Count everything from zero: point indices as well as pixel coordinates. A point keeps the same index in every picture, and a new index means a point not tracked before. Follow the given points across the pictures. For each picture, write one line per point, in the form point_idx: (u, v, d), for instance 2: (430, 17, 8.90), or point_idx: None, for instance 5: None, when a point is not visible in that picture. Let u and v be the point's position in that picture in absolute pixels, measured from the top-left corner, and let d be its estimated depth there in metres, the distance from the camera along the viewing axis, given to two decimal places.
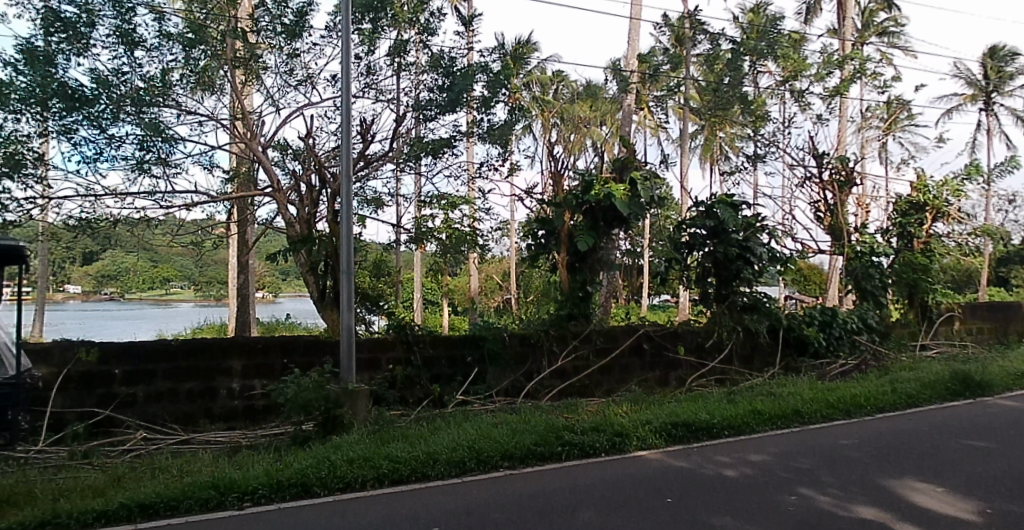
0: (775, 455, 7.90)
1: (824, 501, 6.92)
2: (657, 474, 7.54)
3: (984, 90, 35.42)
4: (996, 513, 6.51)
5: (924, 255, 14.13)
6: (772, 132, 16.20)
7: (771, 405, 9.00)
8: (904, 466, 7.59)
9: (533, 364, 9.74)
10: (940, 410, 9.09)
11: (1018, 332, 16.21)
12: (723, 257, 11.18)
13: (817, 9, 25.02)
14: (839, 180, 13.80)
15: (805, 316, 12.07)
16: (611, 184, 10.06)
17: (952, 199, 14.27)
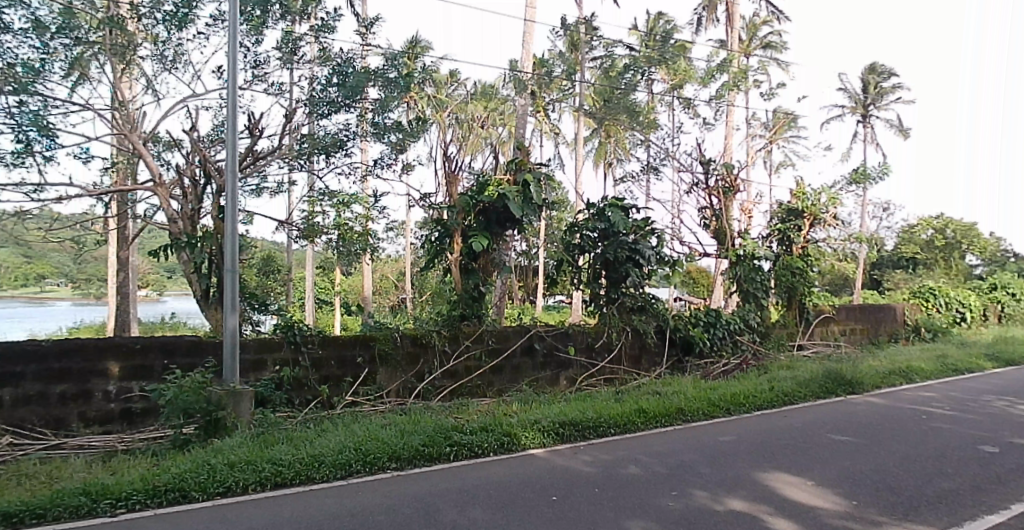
0: (658, 452, 8.10)
1: (702, 497, 7.15)
2: (544, 473, 7.63)
3: (862, 104, 37.74)
4: (860, 508, 6.86)
5: (802, 260, 14.78)
6: (662, 138, 16.60)
7: (656, 403, 9.21)
8: (778, 461, 7.91)
9: (425, 364, 9.68)
10: (813, 407, 9.54)
11: (887, 332, 17.24)
12: (613, 260, 11.56)
13: (708, 20, 25.79)
14: (724, 186, 14.16)
15: (691, 317, 12.50)
16: (505, 185, 10.14)
17: (829, 207, 14.89)
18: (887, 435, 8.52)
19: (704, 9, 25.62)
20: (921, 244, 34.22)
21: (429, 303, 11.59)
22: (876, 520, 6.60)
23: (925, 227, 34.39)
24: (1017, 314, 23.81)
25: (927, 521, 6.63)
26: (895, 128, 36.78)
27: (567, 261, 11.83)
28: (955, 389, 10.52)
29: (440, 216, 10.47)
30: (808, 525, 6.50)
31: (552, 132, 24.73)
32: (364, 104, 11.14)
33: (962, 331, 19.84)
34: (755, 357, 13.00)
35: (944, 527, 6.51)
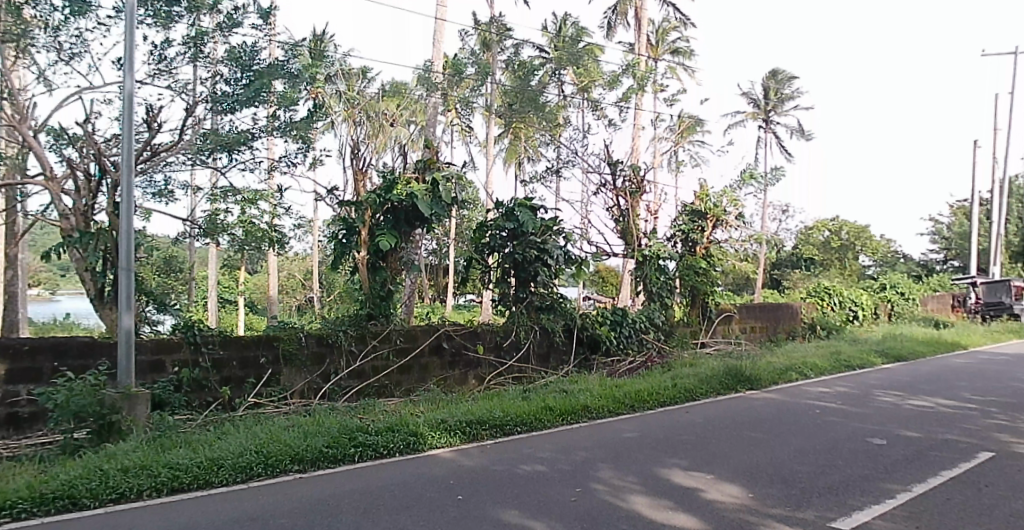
0: (564, 450, 8.20)
1: (607, 493, 7.28)
2: (450, 472, 7.63)
3: (764, 110, 39.23)
4: (757, 501, 7.09)
5: (704, 260, 15.18)
6: (570, 139, 16.76)
7: (562, 401, 9.33)
8: (680, 456, 8.11)
9: (331, 364, 9.59)
10: (714, 403, 9.82)
11: (785, 329, 17.97)
12: (522, 259, 11.74)
13: (617, 24, 26.20)
14: (630, 188, 14.36)
15: (598, 316, 12.71)
16: (414, 184, 10.13)
17: (730, 208, 15.33)
18: (783, 430, 8.84)
19: (613, 13, 26.03)
20: (818, 245, 41.46)
21: (336, 303, 11.44)
22: (771, 513, 6.84)
23: (821, 229, 41.75)
24: (905, 312, 24.97)
25: (818, 512, 6.89)
26: (797, 133, 38.28)
27: (475, 262, 11.85)
28: (846, 384, 11.00)
29: (347, 214, 10.40)
30: (706, 519, 6.68)
31: (463, 131, 24.80)
32: (270, 101, 10.97)
33: (854, 328, 20.82)
34: (660, 354, 13.42)
35: (834, 517, 6.78)
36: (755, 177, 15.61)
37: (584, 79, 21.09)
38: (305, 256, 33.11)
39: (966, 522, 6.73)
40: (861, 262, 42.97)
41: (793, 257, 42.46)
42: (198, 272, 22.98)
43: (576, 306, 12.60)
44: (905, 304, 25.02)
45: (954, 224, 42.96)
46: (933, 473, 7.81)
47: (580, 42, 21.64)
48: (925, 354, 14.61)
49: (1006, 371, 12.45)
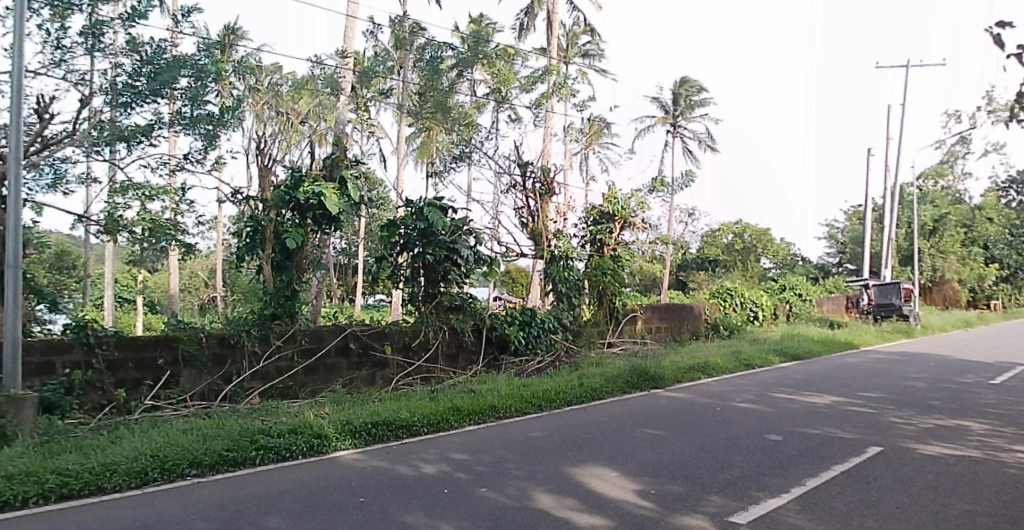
0: (471, 451, 8.22)
1: (514, 492, 7.34)
2: (356, 475, 7.56)
3: (672, 115, 40.10)
4: (659, 499, 7.26)
5: (612, 261, 15.42)
6: (480, 140, 16.79)
7: (470, 401, 9.36)
8: (586, 455, 8.23)
9: (232, 365, 9.43)
10: (619, 402, 10.01)
11: (690, 330, 18.51)
12: (431, 259, 11.71)
13: (529, 27, 26.33)
14: (540, 189, 14.62)
15: (507, 316, 12.87)
16: (321, 183, 10.15)
17: (638, 210, 15.68)
18: (685, 427, 9.07)
19: (526, 16, 26.14)
20: (722, 246, 42.70)
21: (240, 300, 11.31)
22: (672, 510, 7.02)
23: (726, 232, 42.81)
24: (802, 312, 25.90)
25: (716, 507, 7.11)
26: (705, 137, 39.37)
27: (385, 261, 11.87)
28: (745, 382, 11.38)
29: (252, 210, 10.28)
30: (609, 516, 6.81)
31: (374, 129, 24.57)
32: (173, 96, 10.82)
33: (754, 328, 21.59)
34: (568, 354, 13.69)
35: (731, 512, 7.00)
36: (665, 186, 15.99)
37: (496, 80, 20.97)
38: (209, 254, 32.28)
39: (855, 513, 7.05)
40: (765, 264, 44.47)
41: (701, 259, 43.56)
42: (94, 269, 22.03)
43: (484, 307, 12.69)
44: (802, 305, 25.98)
45: (852, 229, 44.90)
46: (826, 467, 8.15)
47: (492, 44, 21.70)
48: (820, 353, 15.23)
49: (892, 369, 13.11)
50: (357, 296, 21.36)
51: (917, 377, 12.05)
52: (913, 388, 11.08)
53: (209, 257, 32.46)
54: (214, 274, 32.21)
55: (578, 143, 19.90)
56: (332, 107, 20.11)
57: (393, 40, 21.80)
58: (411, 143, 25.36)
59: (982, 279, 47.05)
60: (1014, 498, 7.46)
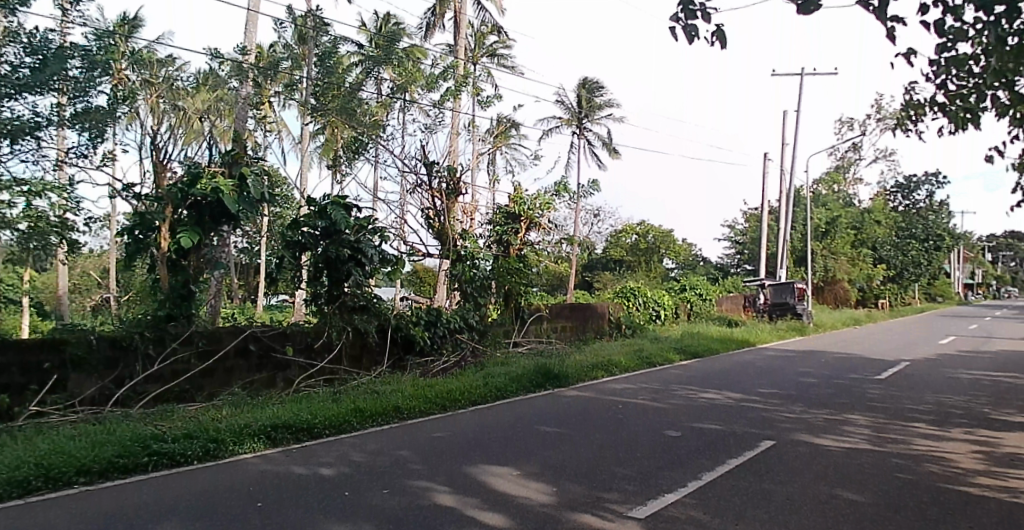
0: (374, 452, 8.20)
1: (416, 491, 7.36)
2: (254, 479, 7.43)
3: (578, 117, 40.57)
4: (559, 495, 7.39)
5: (518, 260, 15.53)
6: (385, 140, 16.74)
7: (373, 402, 9.35)
8: (488, 453, 8.31)
9: (125, 368, 9.28)
10: (522, 401, 10.15)
11: (594, 328, 18.93)
12: (335, 258, 11.78)
13: (435, 26, 26.30)
14: (446, 188, 14.58)
15: (413, 316, 12.95)
16: (218, 179, 10.07)
17: (543, 211, 15.92)
18: (587, 425, 9.24)
19: (432, 15, 26.10)
20: (627, 247, 44.06)
21: (134, 299, 11.14)
22: (571, 506, 7.15)
23: (630, 233, 44.42)
24: (702, 311, 26.63)
25: (615, 504, 7.26)
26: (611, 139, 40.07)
27: (284, 259, 11.72)
28: (647, 380, 11.67)
29: (144, 207, 10.12)
30: (509, 514, 6.87)
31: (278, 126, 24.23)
32: (62, 88, 10.50)
33: (656, 327, 22.20)
34: (474, 355, 13.84)
35: (630, 507, 7.16)
36: (566, 192, 16.03)
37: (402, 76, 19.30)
38: (100, 254, 31.10)
39: (748, 506, 7.29)
40: (668, 263, 45.77)
41: (607, 259, 44.63)
42: None
43: (390, 307, 12.83)
44: (702, 303, 26.75)
45: (751, 229, 46.53)
46: (722, 461, 8.41)
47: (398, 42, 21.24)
48: (717, 350, 15.77)
49: (786, 366, 13.65)
50: (258, 297, 20.91)
51: (808, 374, 12.58)
52: (805, 385, 11.56)
53: (100, 256, 31.34)
54: (103, 273, 31.05)
55: (484, 144, 19.88)
56: (231, 103, 19.62)
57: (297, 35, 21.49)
58: (314, 141, 24.73)
59: (870, 279, 49.64)
60: (894, 487, 7.87)
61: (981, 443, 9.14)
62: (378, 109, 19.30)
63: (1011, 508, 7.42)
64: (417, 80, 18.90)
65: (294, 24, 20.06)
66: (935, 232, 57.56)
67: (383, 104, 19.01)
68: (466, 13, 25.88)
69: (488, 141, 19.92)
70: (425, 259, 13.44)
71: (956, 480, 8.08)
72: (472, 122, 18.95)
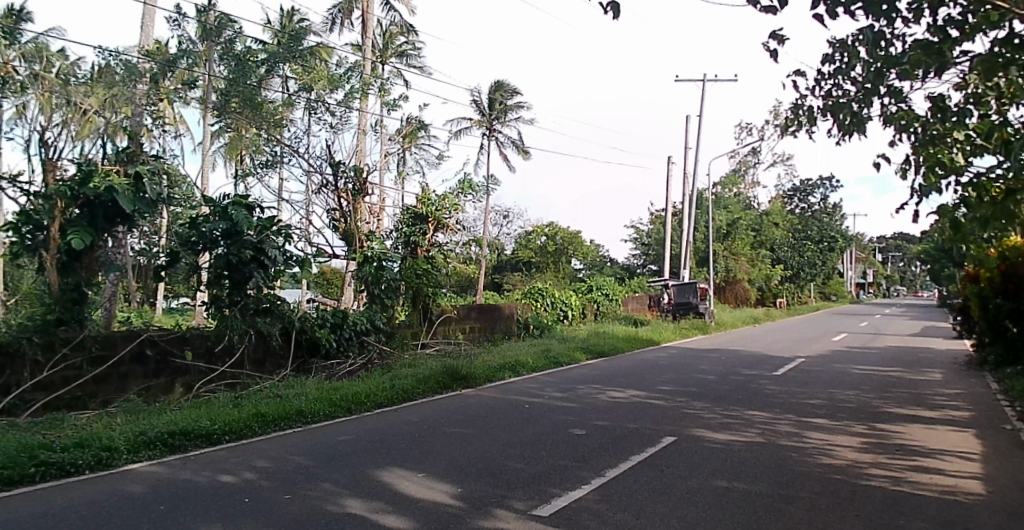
0: (277, 456, 8.09)
1: (319, 495, 7.29)
2: (151, 487, 7.22)
3: (488, 118, 40.75)
4: (464, 495, 7.44)
5: (427, 262, 15.77)
6: (290, 140, 16.61)
7: (276, 407, 9.28)
8: (393, 455, 8.30)
9: (12, 374, 9.07)
10: (428, 403, 10.22)
11: (504, 329, 19.22)
12: (235, 259, 11.72)
13: (344, 24, 26.13)
14: (352, 188, 15.16)
15: (318, 318, 13.17)
16: (113, 177, 10.08)
17: (451, 213, 16.31)
18: (493, 425, 9.34)
19: (340, 13, 25.93)
20: (535, 248, 44.45)
21: (20, 303, 10.77)
22: (475, 506, 7.20)
23: (539, 235, 44.40)
24: (610, 311, 27.16)
25: (519, 503, 7.32)
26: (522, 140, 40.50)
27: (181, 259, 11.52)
28: (552, 380, 11.92)
29: (32, 206, 9.93)
30: (413, 516, 6.86)
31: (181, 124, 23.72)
32: None
33: (565, 327, 22.61)
34: (381, 356, 14.10)
35: (533, 506, 7.23)
36: (472, 191, 16.01)
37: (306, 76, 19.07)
38: None
39: (649, 502, 7.46)
40: (578, 263, 46.45)
41: (515, 260, 45.07)
42: None
43: (294, 309, 12.92)
44: (609, 303, 27.23)
45: (657, 230, 47.77)
46: (625, 457, 8.60)
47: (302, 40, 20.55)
48: (623, 348, 16.19)
49: (689, 363, 14.09)
50: (157, 300, 20.33)
51: (709, 371, 13.06)
52: (706, 382, 11.96)
53: None
54: None
55: (392, 144, 19.83)
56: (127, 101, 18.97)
57: (200, 31, 21.13)
58: (217, 140, 24.04)
59: (770, 279, 51.50)
60: (788, 479, 8.18)
61: (869, 435, 9.60)
62: (284, 109, 19.05)
63: (896, 496, 7.82)
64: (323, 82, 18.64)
65: (197, 19, 19.66)
66: (828, 233, 59.58)
67: (288, 102, 18.70)
68: (374, 13, 25.86)
69: (397, 142, 19.95)
70: (331, 260, 13.50)
71: (846, 471, 8.46)
72: (381, 123, 18.86)
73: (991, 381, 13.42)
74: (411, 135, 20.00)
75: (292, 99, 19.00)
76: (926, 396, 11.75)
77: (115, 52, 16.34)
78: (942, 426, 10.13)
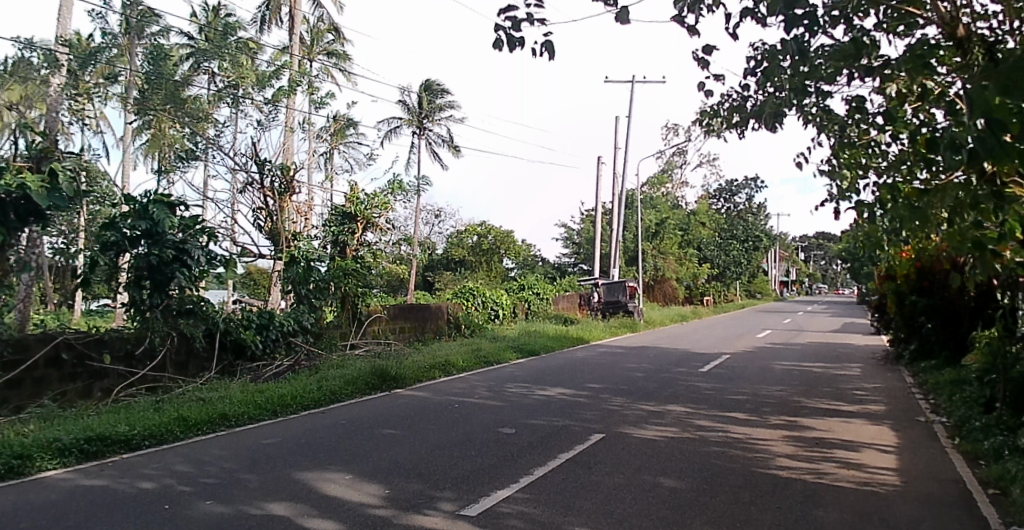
0: (199, 462, 7.93)
1: (243, 498, 7.16)
2: (66, 495, 6.99)
3: (419, 116, 40.51)
4: (391, 496, 7.41)
5: (356, 262, 15.74)
6: (215, 137, 16.33)
7: (198, 411, 9.17)
8: (320, 457, 8.23)
9: None
10: (355, 404, 10.21)
11: (434, 329, 19.31)
12: (158, 262, 11.60)
13: (270, 20, 25.71)
14: (278, 187, 15.36)
15: (244, 320, 13.11)
16: (26, 175, 9.78)
17: (379, 212, 16.40)
18: (421, 425, 9.35)
19: (267, 8, 25.51)
20: (468, 247, 44.37)
21: None
22: (402, 506, 7.18)
23: (471, 233, 44.38)
24: (540, 310, 27.41)
25: (447, 502, 7.32)
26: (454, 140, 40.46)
27: (100, 261, 11.36)
28: (480, 379, 12.03)
29: None
30: (339, 517, 6.79)
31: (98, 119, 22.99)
32: None
33: (495, 326, 22.80)
34: (308, 358, 14.02)
35: (461, 505, 7.23)
36: (400, 191, 15.87)
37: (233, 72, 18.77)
38: None
39: (577, 499, 7.54)
40: (510, 263, 46.56)
41: (447, 259, 45.08)
42: None
43: (219, 310, 12.91)
44: (540, 302, 27.48)
45: (588, 230, 48.38)
46: (553, 455, 8.69)
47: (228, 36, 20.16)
48: (553, 347, 16.40)
49: (618, 361, 14.34)
50: (74, 302, 19.73)
51: (637, 369, 13.33)
52: (634, 379, 12.20)
53: None
54: None
55: (320, 143, 19.64)
56: (42, 96, 18.36)
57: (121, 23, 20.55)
58: (139, 137, 23.44)
59: (696, 278, 53.31)
60: (713, 473, 8.37)
61: (788, 428, 9.92)
62: (208, 104, 18.56)
63: (816, 488, 8.07)
64: (246, 77, 18.09)
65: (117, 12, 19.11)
66: (753, 233, 61.39)
67: (213, 99, 18.50)
68: (302, 8, 25.53)
69: (324, 139, 19.62)
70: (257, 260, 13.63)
71: (768, 464, 8.70)
72: (308, 120, 18.56)
73: (904, 375, 14.01)
74: (341, 133, 19.84)
75: (217, 95, 18.57)
76: (845, 390, 12.19)
77: (30, 43, 15.80)
78: (860, 419, 10.51)
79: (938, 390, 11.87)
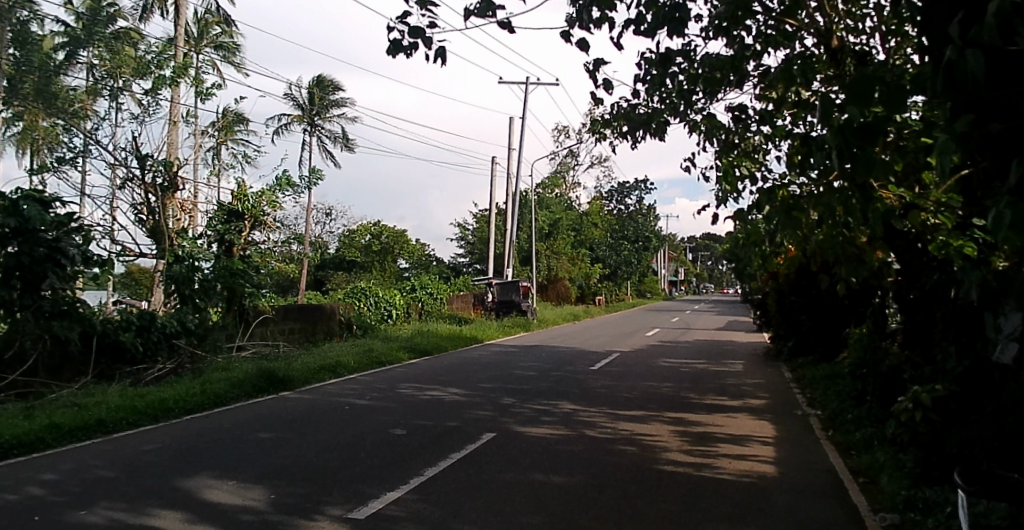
0: (73, 471, 7.63)
1: (120, 508, 6.91)
2: None
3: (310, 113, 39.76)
4: (277, 500, 7.31)
5: (241, 261, 15.56)
6: (91, 130, 15.66)
7: (73, 418, 8.87)
8: (203, 463, 8.04)
9: None
10: (241, 408, 10.05)
11: (325, 330, 19.18)
12: (30, 261, 11.36)
13: (150, 10, 24.77)
14: (161, 183, 14.80)
15: (122, 322, 12.68)
16: None
17: (267, 209, 16.25)
18: (309, 428, 9.27)
19: None
20: (360, 248, 43.96)
21: None
22: (289, 510, 7.09)
23: (364, 233, 44.17)
24: (433, 309, 27.51)
25: (336, 506, 7.27)
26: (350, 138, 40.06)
27: None
28: (371, 380, 12.02)
29: None
30: (222, 524, 6.65)
31: None
32: None
33: (388, 327, 22.75)
34: (191, 360, 13.69)
35: (350, 508, 7.19)
36: (290, 186, 15.56)
37: (111, 62, 17.88)
38: None
39: (465, 499, 7.61)
40: (406, 263, 46.26)
41: (341, 259, 44.54)
42: None
43: (97, 312, 12.58)
44: (434, 302, 27.57)
45: (483, 230, 48.92)
46: (445, 455, 8.76)
47: (107, 24, 19.27)
48: (446, 347, 16.50)
49: (511, 360, 14.54)
50: None
51: (530, 367, 13.58)
52: (526, 379, 12.41)
53: None
54: None
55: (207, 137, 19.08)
56: None
57: None
58: (7, 128, 22.20)
59: (589, 277, 54.77)
60: (601, 470, 8.59)
61: (673, 424, 10.27)
62: (82, 96, 17.78)
63: (697, 482, 8.39)
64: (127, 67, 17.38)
65: None
66: (645, 234, 63.34)
67: (90, 90, 17.73)
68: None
69: (211, 133, 19.07)
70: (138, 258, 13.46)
71: (654, 460, 8.97)
72: (193, 113, 17.98)
73: (784, 370, 14.72)
74: (229, 127, 19.35)
75: (92, 88, 17.80)
76: (728, 386, 12.71)
77: None
78: (742, 414, 11.00)
79: (813, 385, 12.52)
